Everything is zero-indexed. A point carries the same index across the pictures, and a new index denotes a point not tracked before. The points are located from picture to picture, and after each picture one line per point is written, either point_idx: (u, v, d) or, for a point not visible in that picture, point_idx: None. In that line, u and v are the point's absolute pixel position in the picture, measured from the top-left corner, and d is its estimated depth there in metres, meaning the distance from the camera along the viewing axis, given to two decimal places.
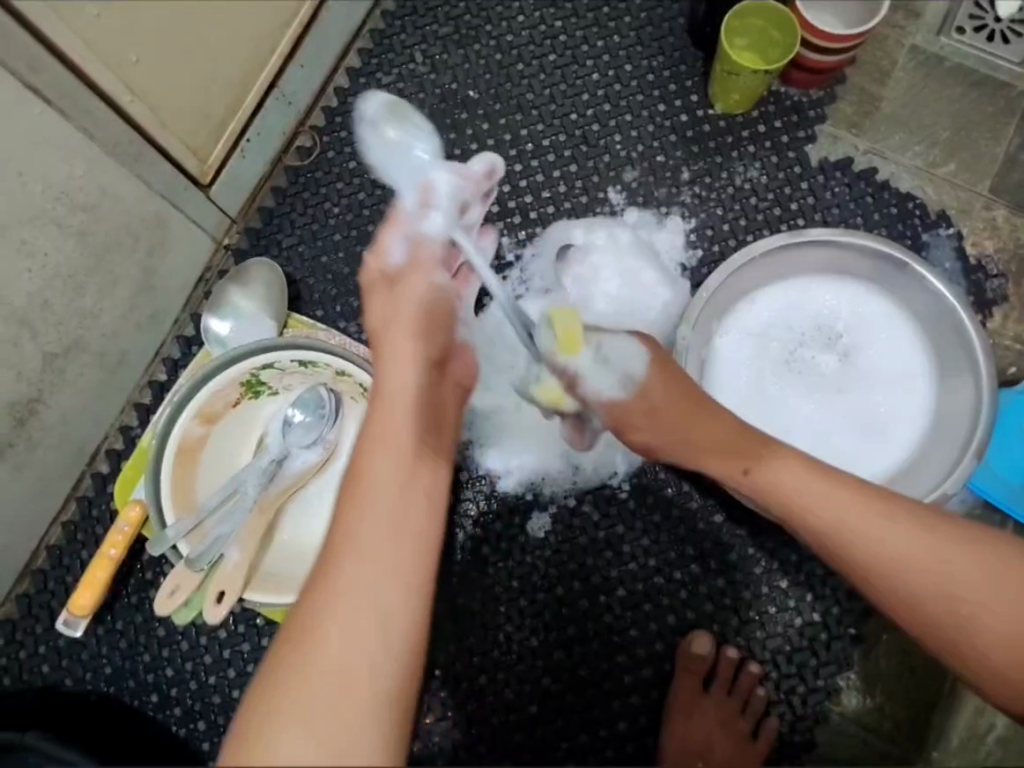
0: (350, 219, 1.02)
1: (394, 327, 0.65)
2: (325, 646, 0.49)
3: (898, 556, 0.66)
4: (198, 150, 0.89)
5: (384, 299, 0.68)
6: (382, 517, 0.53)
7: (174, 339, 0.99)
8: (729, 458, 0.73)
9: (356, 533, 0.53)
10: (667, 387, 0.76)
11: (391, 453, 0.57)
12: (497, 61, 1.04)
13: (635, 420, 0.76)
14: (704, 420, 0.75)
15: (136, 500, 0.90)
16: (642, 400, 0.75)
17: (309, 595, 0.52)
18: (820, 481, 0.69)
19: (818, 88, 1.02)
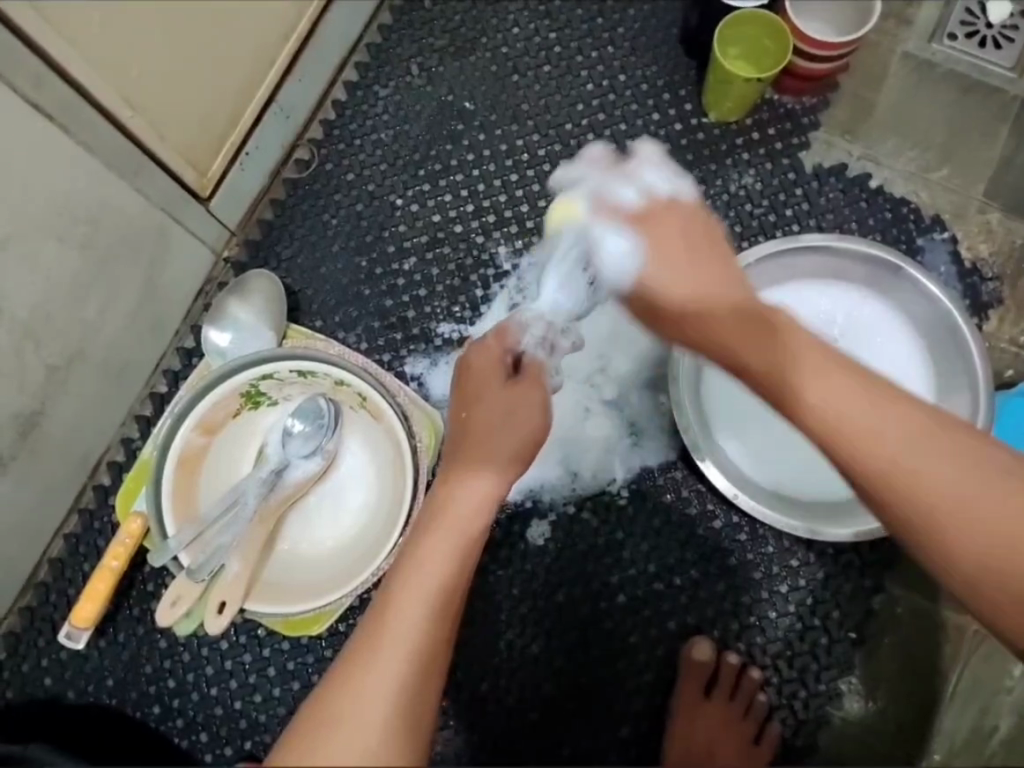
0: (348, 229, 1.03)
1: (499, 420, 0.68)
2: (365, 696, 0.52)
3: (884, 449, 0.58)
4: (197, 162, 0.90)
5: (504, 388, 0.69)
6: (429, 592, 0.58)
7: (175, 351, 0.99)
8: (758, 337, 0.62)
9: (402, 602, 0.57)
10: (673, 211, 0.64)
11: (445, 528, 0.62)
12: (492, 72, 1.05)
13: (651, 261, 0.63)
14: (701, 262, 0.63)
15: (138, 511, 0.90)
16: (653, 222, 0.63)
17: (363, 636, 0.56)
18: (787, 346, 0.62)
19: (811, 95, 1.03)
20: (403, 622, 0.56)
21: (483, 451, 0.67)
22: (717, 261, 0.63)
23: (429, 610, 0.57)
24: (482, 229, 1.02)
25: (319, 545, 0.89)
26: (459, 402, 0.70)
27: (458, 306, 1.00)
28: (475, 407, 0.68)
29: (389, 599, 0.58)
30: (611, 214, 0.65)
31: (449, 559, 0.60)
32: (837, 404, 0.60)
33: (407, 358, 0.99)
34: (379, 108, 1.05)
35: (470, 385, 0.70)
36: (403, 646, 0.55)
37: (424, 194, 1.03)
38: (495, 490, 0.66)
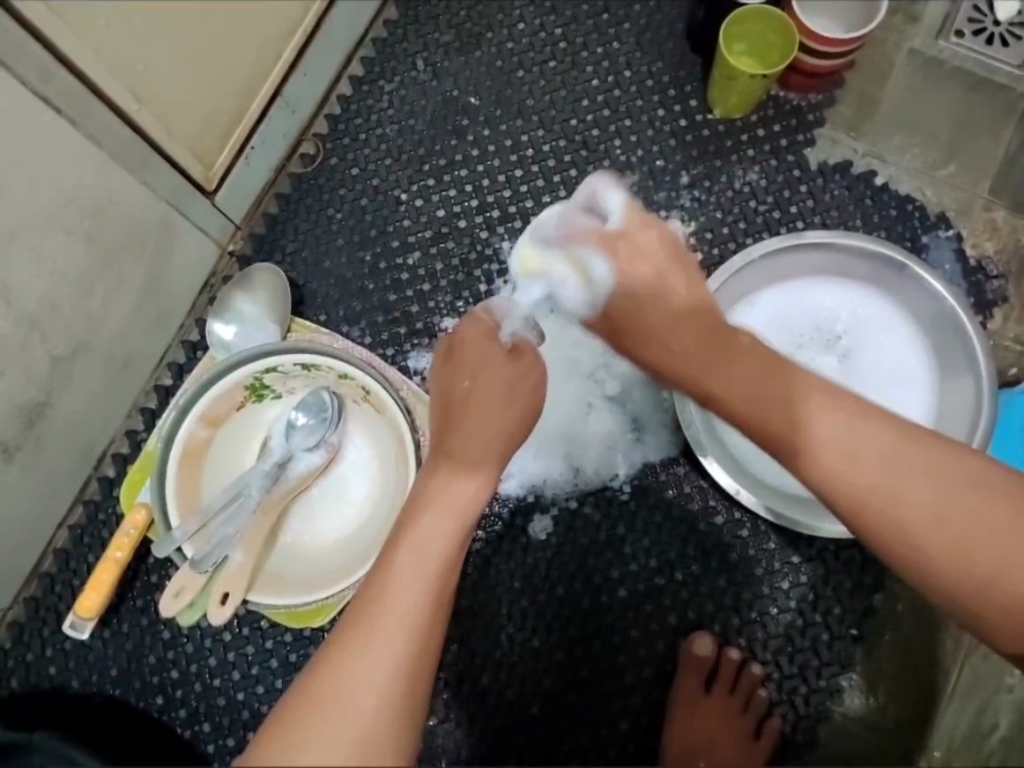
0: (353, 224, 1.03)
1: (497, 393, 0.69)
2: (354, 684, 0.52)
3: (862, 470, 0.62)
4: (202, 155, 0.90)
5: (504, 362, 0.70)
6: (423, 574, 0.58)
7: (179, 344, 1.00)
8: (749, 374, 0.65)
9: (397, 586, 0.58)
10: (652, 237, 0.69)
11: (443, 512, 0.62)
12: (497, 68, 1.05)
13: (623, 270, 0.68)
14: (677, 279, 0.69)
15: (142, 503, 0.90)
16: (636, 262, 0.68)
17: (356, 621, 0.56)
18: (773, 376, 0.65)
19: (816, 92, 1.02)
20: (398, 606, 0.56)
21: (476, 430, 0.67)
22: (673, 274, 0.68)
23: (423, 593, 0.57)
24: (486, 224, 1.02)
25: (321, 538, 0.89)
26: (455, 370, 0.70)
27: (461, 301, 1.00)
28: (474, 375, 0.69)
29: (384, 583, 0.58)
30: (587, 239, 0.69)
31: (441, 541, 0.61)
32: (818, 427, 0.63)
33: (410, 352, 0.99)
34: (384, 102, 1.05)
35: (469, 357, 0.71)
36: (395, 631, 0.55)
37: (428, 189, 1.03)
38: (485, 477, 0.66)
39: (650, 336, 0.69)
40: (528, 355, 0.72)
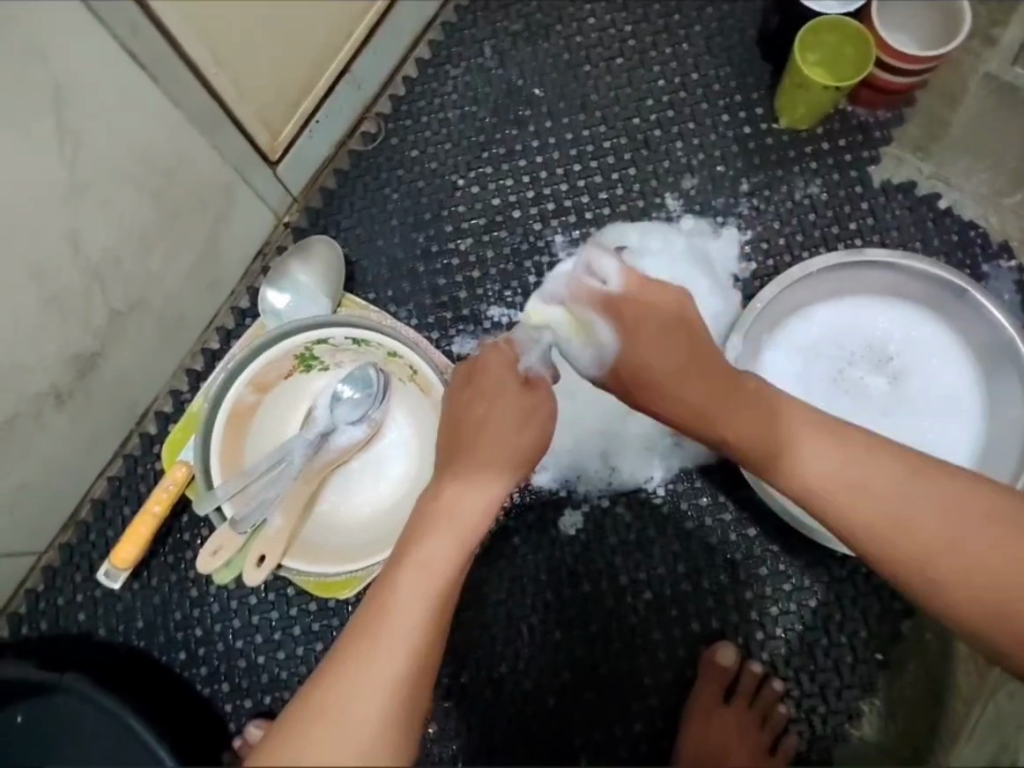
0: (408, 205, 1.03)
1: (512, 419, 0.69)
2: (358, 692, 0.53)
3: (872, 504, 0.66)
4: (270, 125, 0.91)
5: (519, 391, 0.71)
6: (425, 589, 0.59)
7: (229, 310, 1.01)
8: (757, 428, 0.70)
9: (400, 601, 0.59)
10: (653, 293, 0.71)
11: (444, 532, 0.63)
12: (564, 61, 1.05)
13: (625, 332, 0.71)
14: (677, 345, 0.71)
15: (184, 460, 0.91)
16: (643, 310, 0.70)
17: (356, 634, 0.57)
18: (776, 421, 0.70)
19: (886, 109, 1.01)
20: (402, 617, 0.58)
21: (498, 443, 0.68)
22: (679, 326, 0.71)
23: (426, 607, 0.58)
24: (541, 216, 1.02)
25: (357, 511, 0.89)
26: (470, 396, 0.71)
27: (510, 291, 1.01)
28: (491, 401, 0.70)
29: (389, 598, 0.59)
30: (590, 300, 0.72)
31: (446, 559, 0.61)
32: (825, 468, 0.67)
33: (455, 337, 1.00)
34: (448, 86, 1.05)
35: (484, 384, 0.71)
36: (401, 640, 0.56)
37: (485, 176, 1.03)
38: (495, 488, 0.66)
39: (660, 392, 0.71)
40: (545, 389, 0.72)
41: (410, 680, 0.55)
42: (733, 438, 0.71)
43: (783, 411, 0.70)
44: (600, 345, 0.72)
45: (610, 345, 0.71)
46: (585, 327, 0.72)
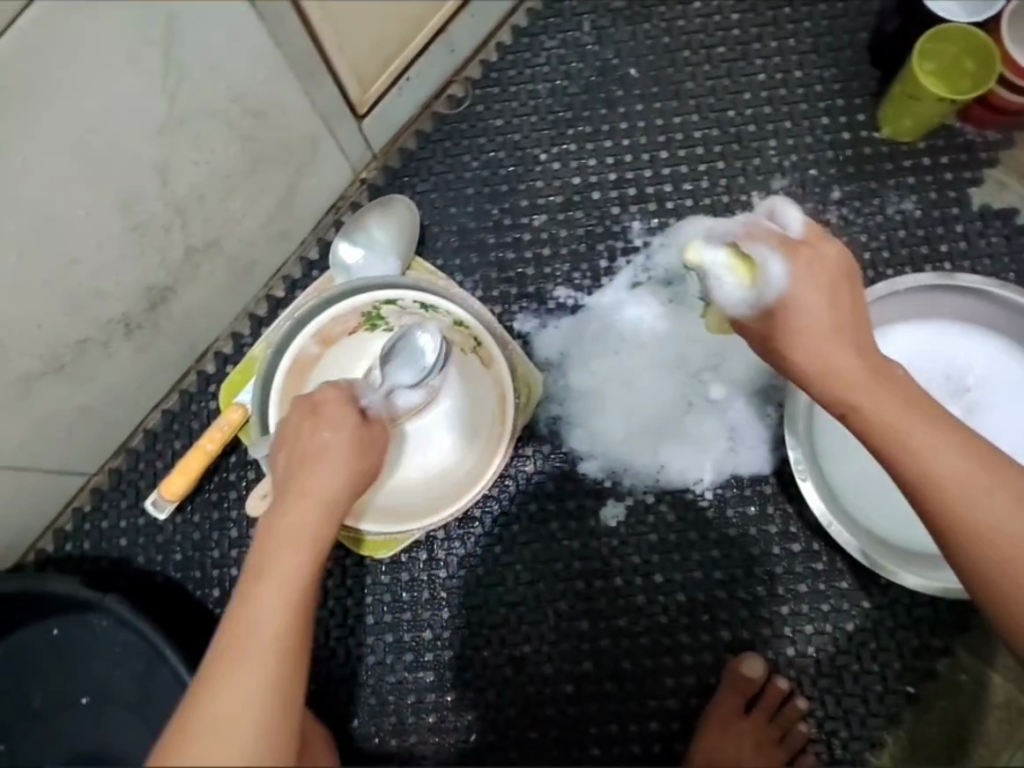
0: (486, 175, 1.02)
1: (351, 451, 0.67)
2: (210, 738, 0.52)
3: (992, 517, 0.61)
4: (361, 77, 0.91)
5: (358, 423, 0.68)
6: (280, 618, 0.58)
7: (298, 259, 1.02)
8: (896, 413, 0.63)
9: (253, 634, 0.57)
10: (830, 249, 0.65)
11: (294, 554, 0.61)
12: (664, 44, 1.02)
13: (798, 276, 0.64)
14: (847, 305, 0.64)
15: (240, 403, 0.92)
16: (821, 260, 0.64)
17: (204, 677, 0.56)
18: (912, 410, 0.63)
19: (995, 130, 0.96)
20: (253, 651, 0.56)
21: (335, 475, 0.65)
22: (846, 283, 0.64)
23: (279, 637, 0.57)
24: (620, 201, 1.00)
25: (404, 475, 0.88)
26: (307, 428, 0.67)
27: (579, 273, 0.99)
28: (336, 428, 0.67)
29: (241, 629, 0.57)
30: (766, 238, 0.66)
31: (301, 583, 0.60)
32: (958, 469, 0.62)
33: (518, 314, 0.99)
34: (542, 58, 1.03)
35: (308, 409, 0.68)
36: (246, 692, 0.54)
37: (568, 154, 1.01)
38: (333, 514, 0.64)
39: (819, 347, 0.63)
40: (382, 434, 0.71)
41: (253, 756, 0.53)
42: (869, 419, 0.63)
43: (895, 378, 0.64)
44: (767, 287, 0.65)
45: (780, 286, 0.64)
46: (754, 269, 0.66)
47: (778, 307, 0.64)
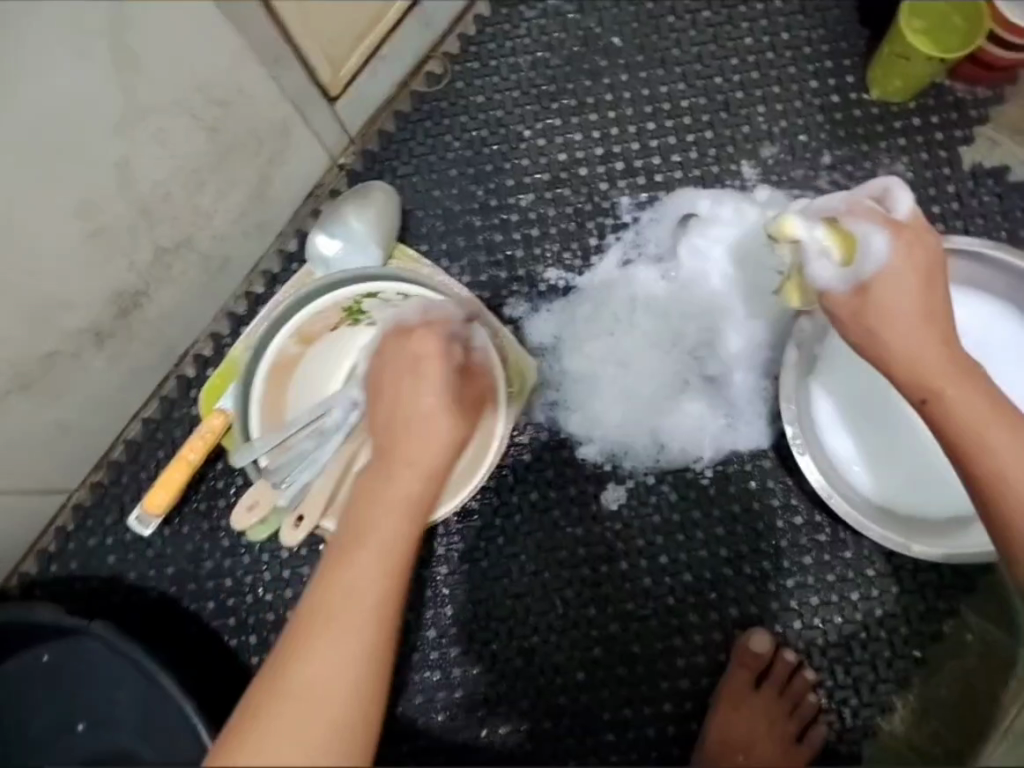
0: (468, 155, 0.98)
1: (425, 386, 0.63)
2: (314, 684, 0.54)
3: None
4: (333, 58, 0.85)
5: (431, 362, 0.64)
6: (382, 574, 0.58)
7: (275, 253, 0.96)
8: (974, 411, 0.67)
9: (355, 586, 0.58)
10: (922, 243, 0.70)
11: (394, 510, 0.60)
12: (646, 9, 0.98)
13: (898, 257, 0.69)
14: (932, 299, 0.69)
15: (222, 409, 0.87)
16: (917, 249, 0.69)
17: (308, 616, 0.57)
18: (981, 409, 0.67)
19: (985, 87, 0.94)
20: (357, 605, 0.57)
21: (420, 435, 0.62)
22: (935, 279, 0.70)
23: (383, 594, 0.58)
24: (608, 175, 0.97)
25: None
26: (390, 366, 0.64)
27: (569, 253, 0.96)
28: (402, 375, 0.63)
29: (345, 576, 0.58)
30: (868, 215, 0.70)
31: (401, 541, 0.60)
32: (1022, 471, 0.66)
33: (508, 299, 0.96)
34: (521, 29, 0.98)
35: (389, 347, 0.65)
36: (349, 646, 0.55)
37: (553, 129, 0.97)
38: (417, 473, 0.61)
39: (893, 337, 0.69)
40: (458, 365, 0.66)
41: (349, 711, 0.54)
42: (949, 413, 0.68)
43: (981, 380, 0.69)
44: (864, 266, 0.69)
45: (881, 261, 0.69)
46: (854, 245, 0.69)
47: (874, 284, 0.69)
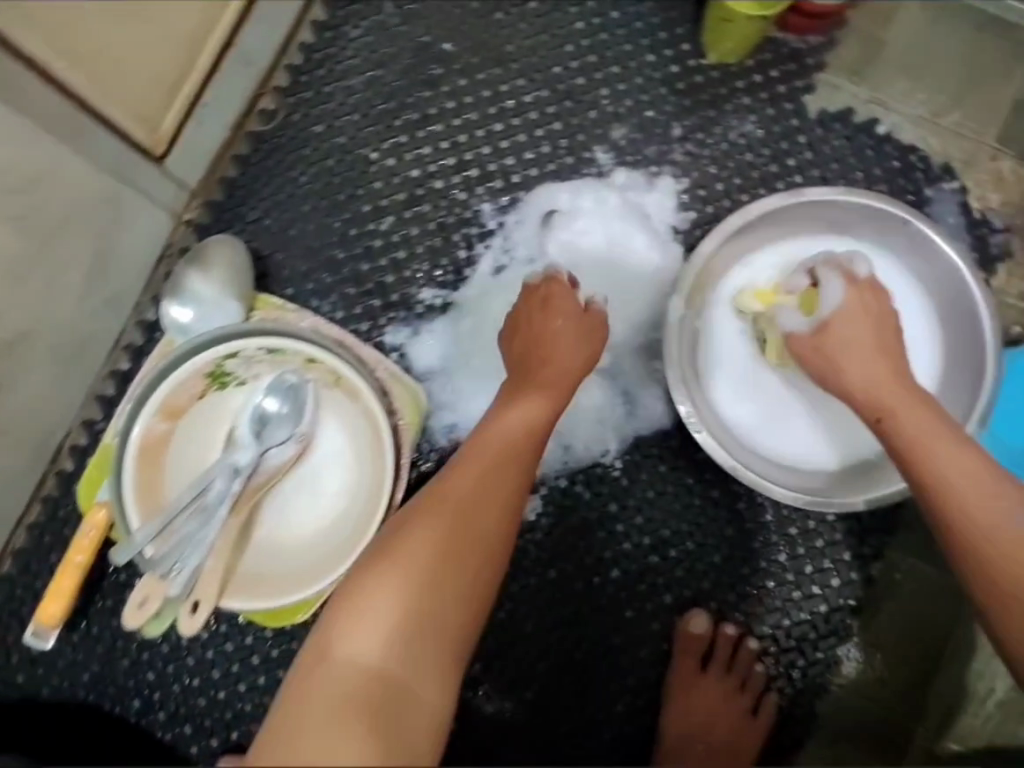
0: (319, 188, 0.95)
1: (570, 331, 0.82)
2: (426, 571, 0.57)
3: (1003, 529, 0.62)
4: (147, 117, 0.83)
5: (579, 314, 0.83)
6: (485, 507, 0.64)
7: (135, 325, 0.93)
8: (918, 424, 0.70)
9: (463, 505, 0.63)
10: (876, 289, 0.79)
11: (486, 468, 0.68)
12: (472, 10, 0.96)
13: (850, 300, 0.77)
14: (888, 336, 0.76)
15: (102, 501, 0.83)
16: (869, 294, 0.78)
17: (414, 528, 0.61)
18: (933, 421, 0.70)
19: (817, 33, 0.94)
20: (465, 519, 0.62)
21: (561, 364, 0.80)
22: (886, 314, 0.77)
23: (490, 522, 0.64)
24: (464, 184, 0.94)
25: (300, 528, 0.83)
26: (541, 315, 0.83)
27: (440, 270, 0.94)
28: (558, 317, 0.82)
29: (455, 498, 0.64)
30: (835, 266, 0.80)
31: (494, 490, 0.67)
32: (967, 478, 0.65)
33: (386, 327, 0.93)
34: (349, 51, 0.96)
35: (535, 295, 0.84)
36: (457, 550, 0.59)
37: (400, 147, 0.95)
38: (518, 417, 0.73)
39: (848, 359, 0.76)
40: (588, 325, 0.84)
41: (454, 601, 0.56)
42: (896, 425, 0.71)
43: (936, 408, 0.72)
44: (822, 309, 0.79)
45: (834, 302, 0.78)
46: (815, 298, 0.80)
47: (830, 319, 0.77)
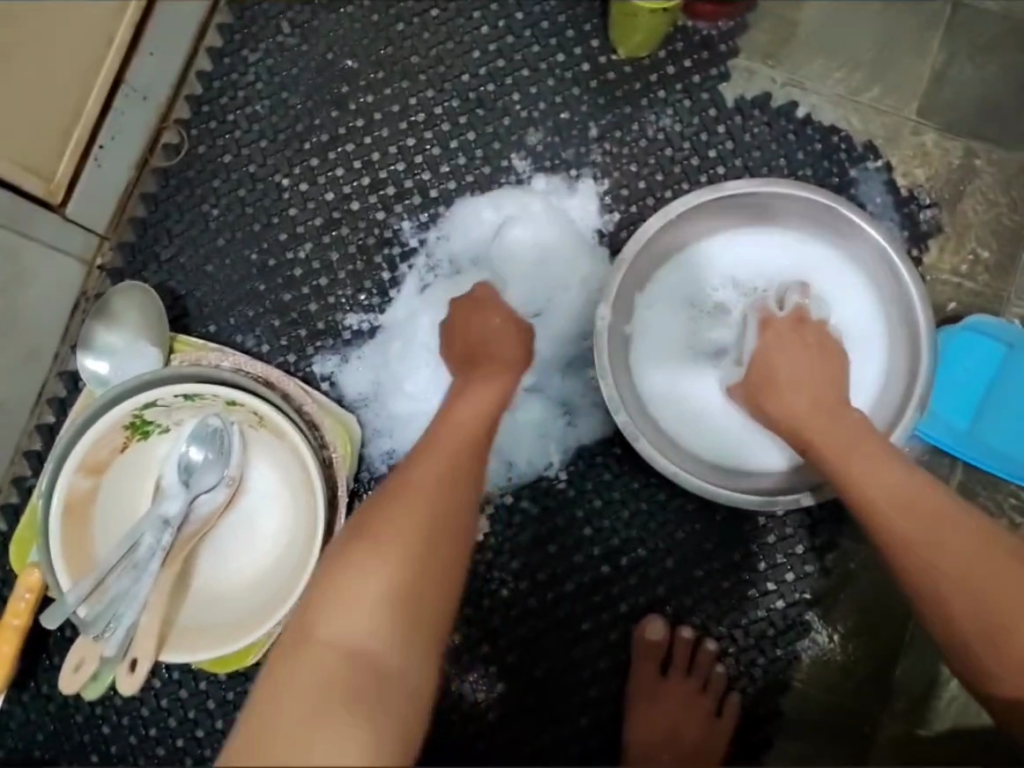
0: (233, 220, 0.92)
1: (498, 325, 0.82)
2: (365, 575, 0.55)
3: (921, 540, 0.65)
4: (39, 167, 0.80)
5: (505, 316, 0.83)
6: (435, 499, 0.61)
7: (58, 376, 0.90)
8: (839, 440, 0.71)
9: (412, 497, 0.61)
10: (795, 322, 0.80)
11: (437, 466, 0.65)
12: (374, 22, 0.93)
13: (764, 339, 0.80)
14: (806, 356, 0.78)
15: (34, 563, 0.81)
16: (784, 330, 0.80)
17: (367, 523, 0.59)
18: (851, 431, 0.71)
19: (727, 18, 0.92)
20: (412, 513, 0.59)
21: (500, 352, 0.80)
22: (801, 332, 0.79)
23: (436, 513, 0.60)
24: (382, 203, 0.92)
25: (238, 572, 0.82)
26: (479, 315, 0.83)
27: (365, 293, 0.91)
28: (491, 317, 0.83)
29: (407, 492, 0.62)
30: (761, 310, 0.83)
31: (450, 488, 0.64)
32: (888, 491, 0.67)
33: (314, 357, 0.91)
34: (251, 76, 0.93)
35: (471, 302, 0.85)
36: (400, 551, 0.56)
37: (312, 170, 0.92)
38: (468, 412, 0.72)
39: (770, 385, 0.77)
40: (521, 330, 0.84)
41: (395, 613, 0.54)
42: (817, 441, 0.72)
43: (853, 416, 0.73)
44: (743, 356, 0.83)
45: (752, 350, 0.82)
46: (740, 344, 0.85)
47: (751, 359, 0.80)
